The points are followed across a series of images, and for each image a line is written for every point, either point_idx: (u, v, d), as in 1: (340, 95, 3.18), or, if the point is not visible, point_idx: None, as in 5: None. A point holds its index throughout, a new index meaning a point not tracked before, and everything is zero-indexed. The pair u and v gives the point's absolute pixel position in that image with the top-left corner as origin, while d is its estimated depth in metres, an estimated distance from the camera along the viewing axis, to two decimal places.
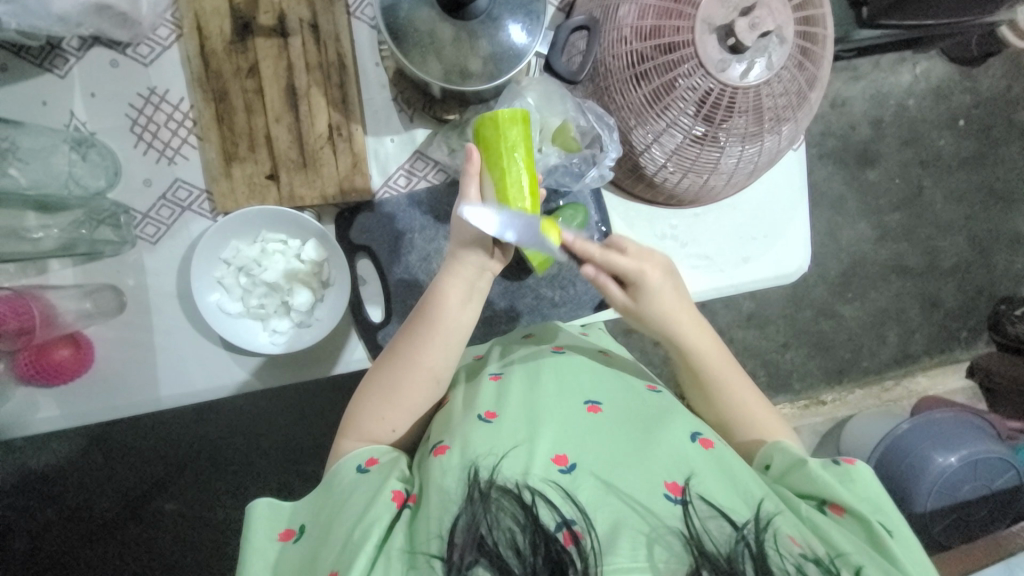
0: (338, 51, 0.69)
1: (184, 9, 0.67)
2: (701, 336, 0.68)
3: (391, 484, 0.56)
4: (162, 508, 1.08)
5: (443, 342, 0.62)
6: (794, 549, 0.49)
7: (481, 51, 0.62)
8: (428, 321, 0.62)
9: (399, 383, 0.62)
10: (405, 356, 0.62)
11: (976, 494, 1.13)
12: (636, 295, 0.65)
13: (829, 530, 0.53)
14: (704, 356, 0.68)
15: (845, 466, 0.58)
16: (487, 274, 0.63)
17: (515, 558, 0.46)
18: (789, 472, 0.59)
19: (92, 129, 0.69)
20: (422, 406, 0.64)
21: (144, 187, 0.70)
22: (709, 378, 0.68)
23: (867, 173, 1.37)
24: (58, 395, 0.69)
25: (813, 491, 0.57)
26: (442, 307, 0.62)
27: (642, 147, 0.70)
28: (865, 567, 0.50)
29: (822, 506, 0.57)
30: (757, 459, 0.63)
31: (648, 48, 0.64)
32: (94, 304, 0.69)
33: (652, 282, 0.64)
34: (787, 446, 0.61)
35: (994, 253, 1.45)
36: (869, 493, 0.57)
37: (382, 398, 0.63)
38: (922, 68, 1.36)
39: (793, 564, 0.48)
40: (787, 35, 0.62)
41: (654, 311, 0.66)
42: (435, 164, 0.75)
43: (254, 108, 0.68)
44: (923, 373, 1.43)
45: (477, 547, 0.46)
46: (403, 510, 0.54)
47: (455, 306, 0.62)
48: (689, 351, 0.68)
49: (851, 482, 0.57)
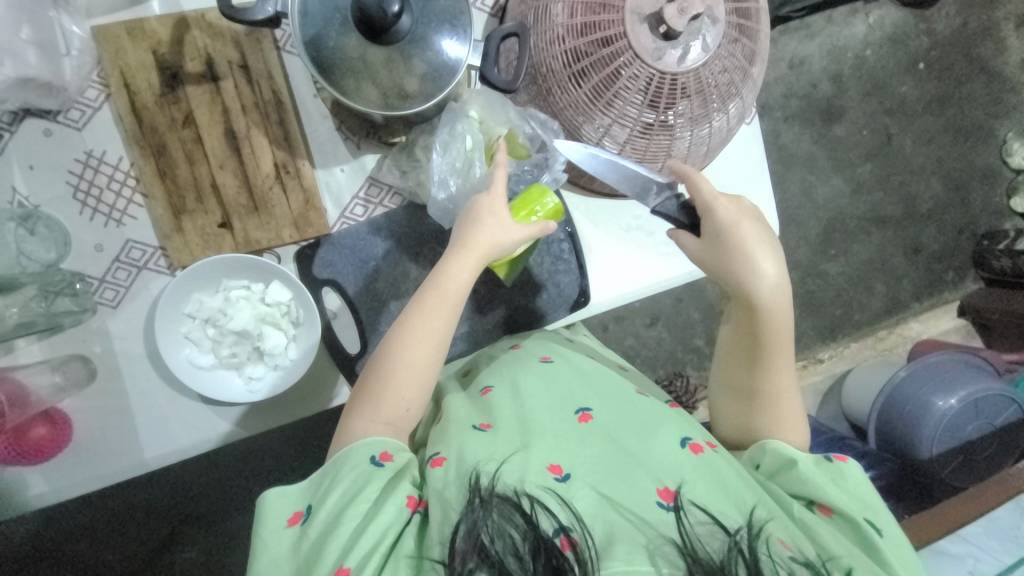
0: (273, 88, 0.68)
1: (109, 67, 0.65)
2: (780, 308, 0.61)
3: (405, 487, 0.54)
4: (177, 559, 1.07)
5: (450, 312, 0.61)
6: (784, 554, 0.49)
7: (415, 70, 0.61)
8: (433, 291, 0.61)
9: (408, 349, 0.59)
10: (401, 329, 0.60)
11: (979, 433, 1.14)
12: (719, 246, 0.61)
13: (817, 531, 0.53)
14: (772, 337, 0.61)
15: (837, 462, 0.58)
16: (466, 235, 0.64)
17: (517, 563, 0.45)
18: (779, 473, 0.59)
19: (36, 201, 0.68)
20: (432, 370, 0.61)
21: (97, 253, 0.69)
22: (763, 361, 0.62)
23: (834, 129, 1.36)
24: (42, 471, 0.68)
25: (801, 492, 0.57)
26: (446, 277, 0.61)
27: (593, 144, 0.69)
28: (855, 569, 0.51)
29: (810, 506, 0.57)
30: (747, 458, 0.63)
31: (583, 44, 0.63)
32: (64, 376, 0.68)
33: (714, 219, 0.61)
34: (775, 447, 0.60)
35: (970, 190, 1.46)
36: (861, 492, 0.56)
37: (388, 378, 0.59)
38: (875, 17, 1.35)
39: (785, 569, 0.47)
40: (718, 14, 0.61)
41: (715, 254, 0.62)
42: (389, 188, 0.75)
43: (196, 158, 0.67)
44: (915, 319, 1.44)
45: (478, 553, 0.45)
46: (415, 514, 0.53)
47: (458, 275, 0.61)
48: (761, 322, 0.61)
49: (843, 479, 0.57)
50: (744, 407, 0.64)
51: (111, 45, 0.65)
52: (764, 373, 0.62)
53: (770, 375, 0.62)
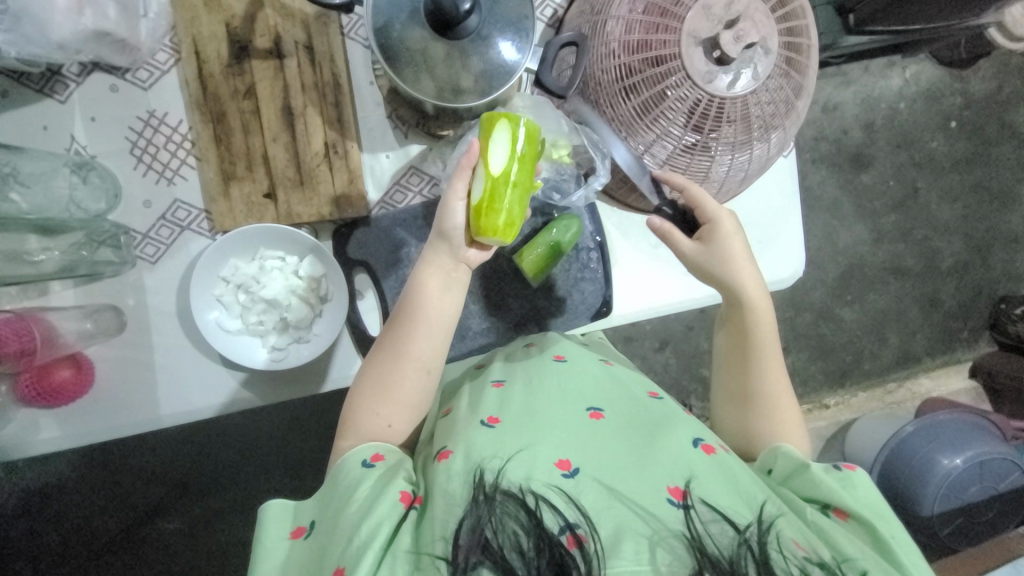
0: (333, 71, 0.71)
1: (182, 34, 0.68)
2: (763, 310, 0.66)
3: (399, 484, 0.55)
4: (165, 526, 1.07)
5: (428, 331, 0.61)
6: (799, 553, 0.48)
7: (473, 67, 0.63)
8: (410, 314, 0.61)
9: (391, 376, 0.61)
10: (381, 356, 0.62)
11: (983, 495, 1.12)
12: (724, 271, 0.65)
13: (832, 532, 0.52)
14: (761, 338, 0.66)
15: (846, 472, 0.57)
16: (463, 266, 0.63)
17: (519, 559, 0.46)
18: (792, 476, 0.59)
19: (93, 152, 0.70)
20: (416, 383, 0.62)
21: (144, 209, 0.71)
22: (756, 362, 0.66)
23: (862, 176, 1.38)
24: (60, 415, 0.70)
25: (816, 495, 0.56)
26: (422, 297, 0.61)
27: (634, 157, 0.71)
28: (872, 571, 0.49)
29: (826, 510, 0.56)
30: (759, 464, 0.63)
31: (636, 61, 0.65)
32: (95, 324, 0.69)
33: (720, 229, 0.65)
34: (788, 450, 0.60)
35: (992, 252, 1.46)
36: (871, 502, 0.55)
37: (374, 395, 0.61)
38: (912, 72, 1.37)
39: (797, 565, 0.47)
40: (771, 46, 0.63)
41: (720, 262, 0.66)
42: (430, 179, 0.77)
43: (251, 129, 0.70)
44: (926, 375, 1.43)
45: (481, 549, 0.46)
46: (409, 510, 0.53)
47: (435, 295, 0.61)
48: (745, 320, 0.66)
49: (852, 489, 0.55)
50: (740, 411, 0.66)
51: (187, 14, 0.68)
52: (756, 375, 0.66)
53: (767, 381, 0.65)
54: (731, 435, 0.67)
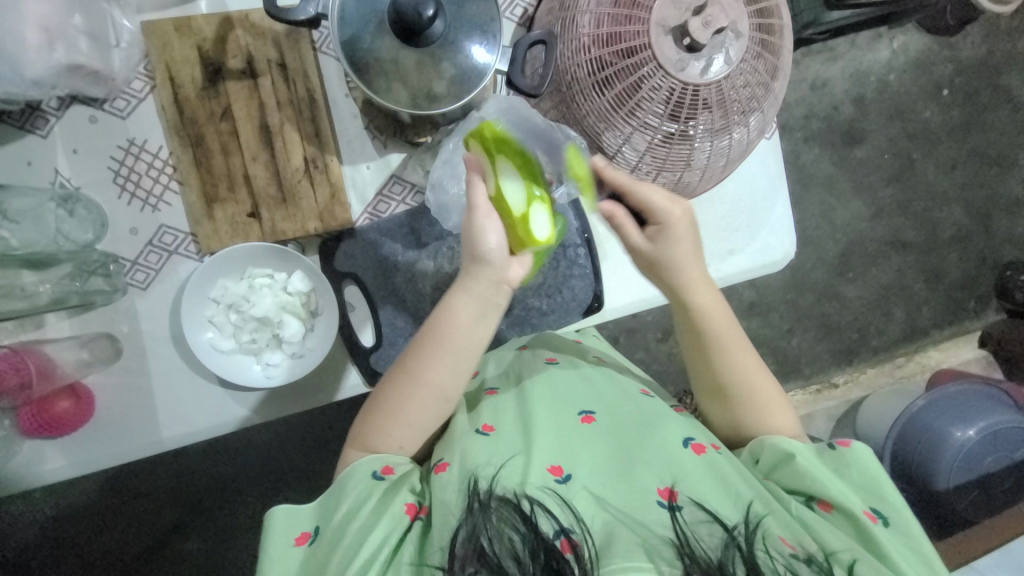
0: (307, 87, 0.71)
1: (155, 61, 0.69)
2: (713, 304, 0.62)
3: (403, 496, 0.56)
4: (182, 547, 1.08)
5: (454, 359, 0.59)
6: (785, 550, 0.49)
7: (444, 73, 0.63)
8: (437, 338, 0.58)
9: (410, 400, 0.58)
10: (403, 378, 0.59)
11: (998, 465, 1.11)
12: (659, 238, 0.59)
13: (820, 527, 0.53)
14: (714, 333, 0.62)
15: (840, 449, 0.58)
16: (504, 288, 0.59)
17: (514, 566, 0.45)
18: (778, 468, 0.59)
19: (77, 184, 0.71)
20: (436, 404, 0.59)
21: (132, 236, 0.72)
22: (717, 360, 0.62)
23: (855, 151, 1.36)
24: (63, 446, 0.70)
25: (801, 488, 0.57)
26: (451, 323, 0.58)
27: (613, 151, 0.70)
28: (858, 562, 0.50)
29: (811, 503, 0.56)
30: (746, 455, 0.62)
31: (608, 54, 0.65)
32: (91, 353, 0.70)
33: (678, 228, 0.59)
34: (773, 441, 0.60)
35: (994, 219, 1.44)
36: (864, 479, 0.56)
37: (387, 414, 0.59)
38: (900, 43, 1.35)
39: (783, 565, 0.48)
40: (742, 29, 0.63)
41: (674, 259, 0.60)
42: (413, 187, 0.77)
43: (231, 149, 0.70)
44: (935, 348, 1.41)
45: (478, 558, 0.45)
46: (415, 521, 0.54)
47: (466, 323, 0.58)
48: (698, 322, 0.62)
49: (847, 469, 0.57)
50: (724, 413, 0.64)
51: (158, 40, 0.68)
52: (727, 375, 0.62)
53: (739, 382, 0.62)
54: (721, 432, 0.66)
